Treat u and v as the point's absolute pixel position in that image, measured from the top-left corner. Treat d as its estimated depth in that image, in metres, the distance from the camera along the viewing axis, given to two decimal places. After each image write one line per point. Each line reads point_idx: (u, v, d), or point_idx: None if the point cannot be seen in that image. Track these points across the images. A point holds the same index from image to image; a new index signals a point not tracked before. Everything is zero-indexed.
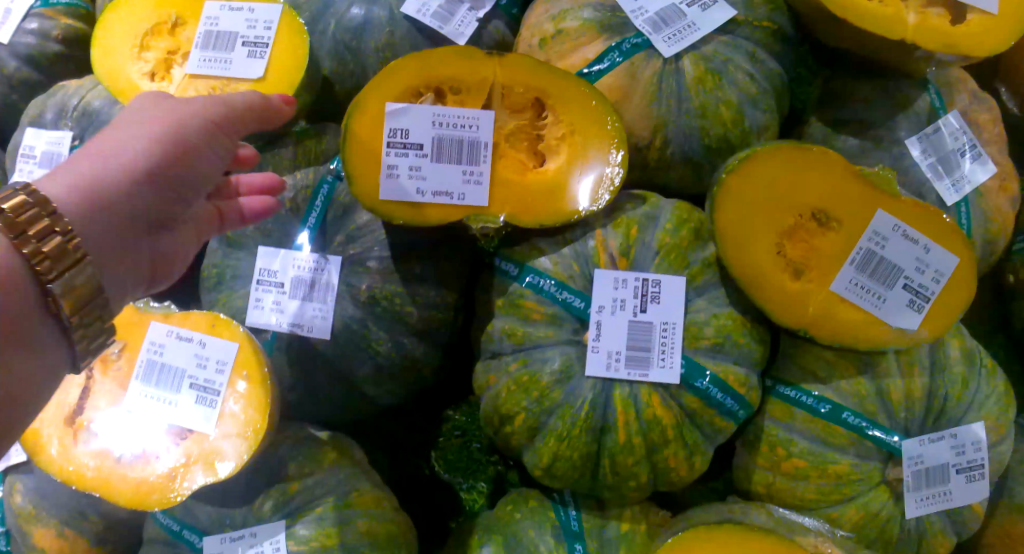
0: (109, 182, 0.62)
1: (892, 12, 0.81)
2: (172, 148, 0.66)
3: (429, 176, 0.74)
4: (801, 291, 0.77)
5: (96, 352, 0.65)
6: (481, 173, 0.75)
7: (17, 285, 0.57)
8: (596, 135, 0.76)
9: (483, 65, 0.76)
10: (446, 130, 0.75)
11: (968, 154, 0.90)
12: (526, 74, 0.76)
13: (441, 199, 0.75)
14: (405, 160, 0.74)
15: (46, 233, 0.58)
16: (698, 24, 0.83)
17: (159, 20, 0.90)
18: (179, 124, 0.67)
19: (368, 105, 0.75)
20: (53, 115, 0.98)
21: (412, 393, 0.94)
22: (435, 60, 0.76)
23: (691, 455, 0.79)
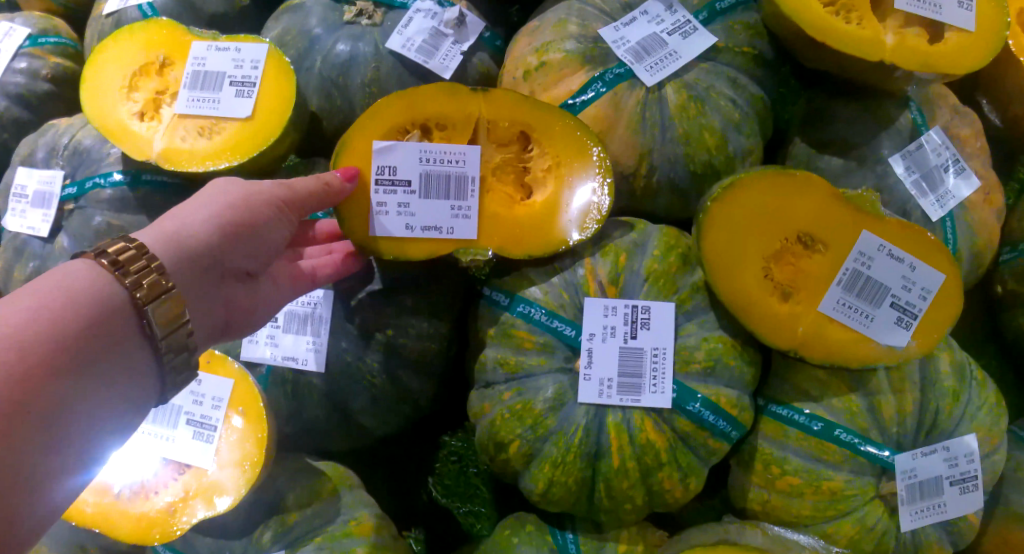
0: (190, 239, 0.66)
1: (869, 35, 0.83)
2: (241, 218, 0.69)
3: (419, 211, 0.75)
4: (789, 313, 0.78)
5: (181, 384, 0.67)
6: (469, 207, 0.76)
7: (119, 316, 0.60)
8: (583, 168, 0.78)
9: (469, 102, 0.78)
10: (434, 166, 0.76)
11: (951, 169, 0.91)
12: (512, 110, 0.78)
13: (430, 234, 0.76)
14: (395, 197, 0.75)
15: (142, 269, 0.61)
16: (679, 52, 0.85)
17: (146, 62, 0.92)
18: (246, 197, 0.70)
19: (356, 145, 0.76)
20: (44, 154, 0.99)
21: (409, 420, 0.96)
22: (421, 98, 0.77)
23: (685, 476, 0.80)
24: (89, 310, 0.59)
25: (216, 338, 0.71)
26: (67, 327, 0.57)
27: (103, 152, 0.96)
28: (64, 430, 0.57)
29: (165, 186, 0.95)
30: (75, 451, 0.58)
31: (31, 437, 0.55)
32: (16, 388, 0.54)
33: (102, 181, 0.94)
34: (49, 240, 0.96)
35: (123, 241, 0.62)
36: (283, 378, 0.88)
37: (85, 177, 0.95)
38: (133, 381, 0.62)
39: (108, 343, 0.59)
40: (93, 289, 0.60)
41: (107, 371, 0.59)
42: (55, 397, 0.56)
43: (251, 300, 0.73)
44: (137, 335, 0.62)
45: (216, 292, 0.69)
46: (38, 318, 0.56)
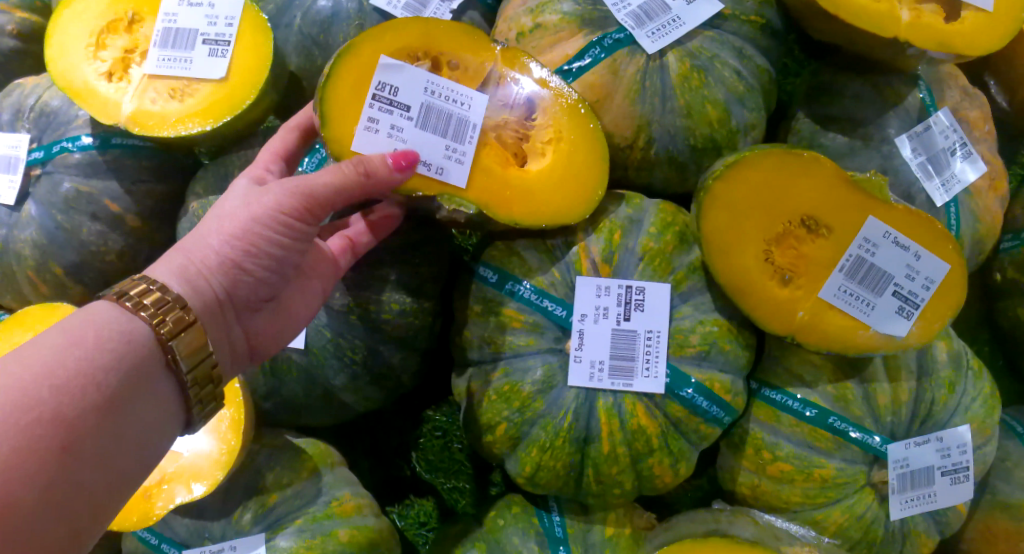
0: (200, 271, 0.64)
1: (884, 9, 0.79)
2: (248, 243, 0.65)
3: (410, 140, 0.70)
4: (789, 297, 0.75)
5: (209, 413, 0.67)
6: (464, 152, 0.72)
7: (146, 357, 0.59)
8: (590, 147, 0.74)
9: (486, 51, 0.74)
10: (438, 100, 0.71)
11: (958, 153, 0.88)
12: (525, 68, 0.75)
13: (417, 167, 0.71)
14: (390, 119, 0.70)
15: (164, 304, 0.60)
16: (682, 19, 0.81)
17: (114, 17, 0.86)
18: (250, 215, 0.65)
19: (363, 60, 0.71)
20: (9, 116, 0.93)
21: (392, 397, 0.93)
22: (443, 30, 0.74)
23: (676, 462, 0.78)
24: (117, 347, 0.57)
25: (243, 364, 0.73)
26: (93, 364, 0.56)
27: (71, 114, 0.91)
28: (98, 463, 0.56)
29: (139, 149, 0.92)
30: (112, 483, 0.57)
31: (69, 471, 0.54)
32: (53, 425, 0.53)
33: (70, 145, 0.90)
34: (15, 208, 0.91)
35: (143, 282, 0.61)
36: None
37: (52, 141, 0.91)
38: (162, 412, 0.61)
39: (138, 378, 0.58)
40: (119, 324, 0.58)
41: (138, 403, 0.58)
42: (91, 432, 0.55)
43: (274, 317, 0.74)
44: (165, 370, 0.61)
45: (235, 322, 0.69)
46: (67, 355, 0.55)
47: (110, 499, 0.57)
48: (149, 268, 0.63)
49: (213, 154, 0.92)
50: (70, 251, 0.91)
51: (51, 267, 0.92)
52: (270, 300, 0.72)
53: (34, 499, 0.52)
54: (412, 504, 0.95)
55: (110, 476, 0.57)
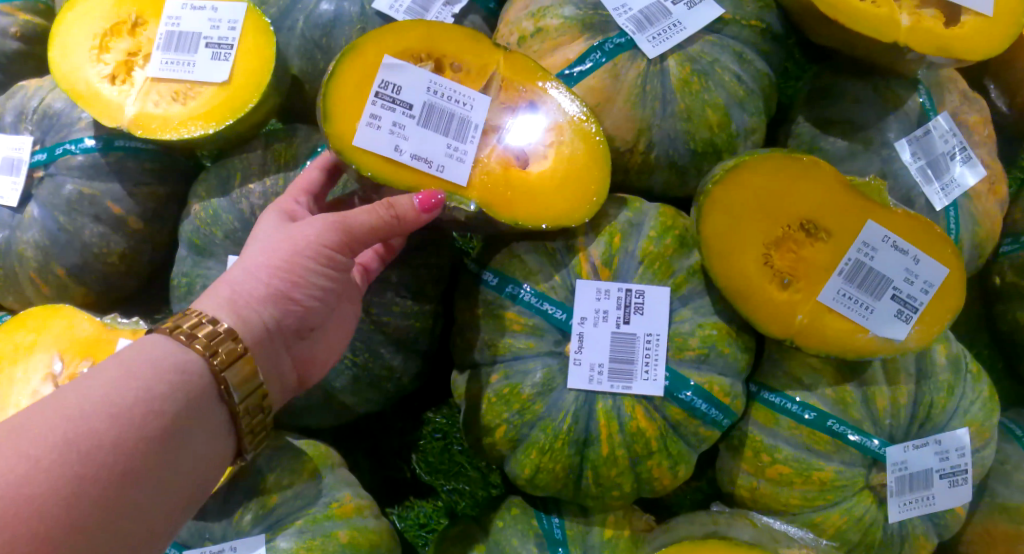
0: (250, 304, 0.65)
1: (885, 14, 0.79)
2: (295, 276, 0.67)
3: (412, 138, 0.71)
4: (788, 301, 0.76)
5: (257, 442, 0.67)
6: (465, 151, 0.72)
7: (202, 388, 0.60)
8: (589, 147, 0.75)
9: (489, 53, 0.75)
10: (440, 100, 0.72)
11: (958, 157, 0.89)
12: (527, 71, 0.75)
13: (419, 163, 0.71)
14: (392, 116, 0.71)
15: (217, 337, 0.61)
16: (683, 23, 0.81)
17: (117, 20, 0.87)
18: (295, 249, 0.67)
19: (367, 58, 0.72)
20: (12, 118, 0.94)
21: (392, 398, 0.94)
22: (447, 33, 0.74)
23: (675, 465, 0.78)
24: (172, 376, 0.58)
25: (286, 391, 0.74)
26: (151, 394, 0.56)
27: (73, 116, 0.92)
28: (154, 492, 0.56)
29: (141, 152, 0.92)
30: (167, 511, 0.57)
31: (125, 500, 0.53)
32: (112, 452, 0.53)
33: (73, 147, 0.90)
34: (18, 209, 0.92)
35: (195, 315, 0.62)
36: None
37: (55, 143, 0.91)
38: (214, 442, 0.61)
39: (192, 407, 0.59)
40: (174, 355, 0.59)
41: (193, 432, 0.59)
42: (148, 460, 0.55)
43: (318, 344, 0.75)
44: (217, 400, 0.61)
45: (285, 351, 0.70)
46: (126, 386, 0.55)
47: (163, 528, 0.57)
48: (202, 300, 0.65)
49: (215, 155, 0.92)
50: (72, 253, 0.92)
51: (53, 268, 0.92)
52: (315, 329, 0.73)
53: (96, 529, 0.52)
54: (412, 505, 0.95)
55: (167, 505, 0.57)
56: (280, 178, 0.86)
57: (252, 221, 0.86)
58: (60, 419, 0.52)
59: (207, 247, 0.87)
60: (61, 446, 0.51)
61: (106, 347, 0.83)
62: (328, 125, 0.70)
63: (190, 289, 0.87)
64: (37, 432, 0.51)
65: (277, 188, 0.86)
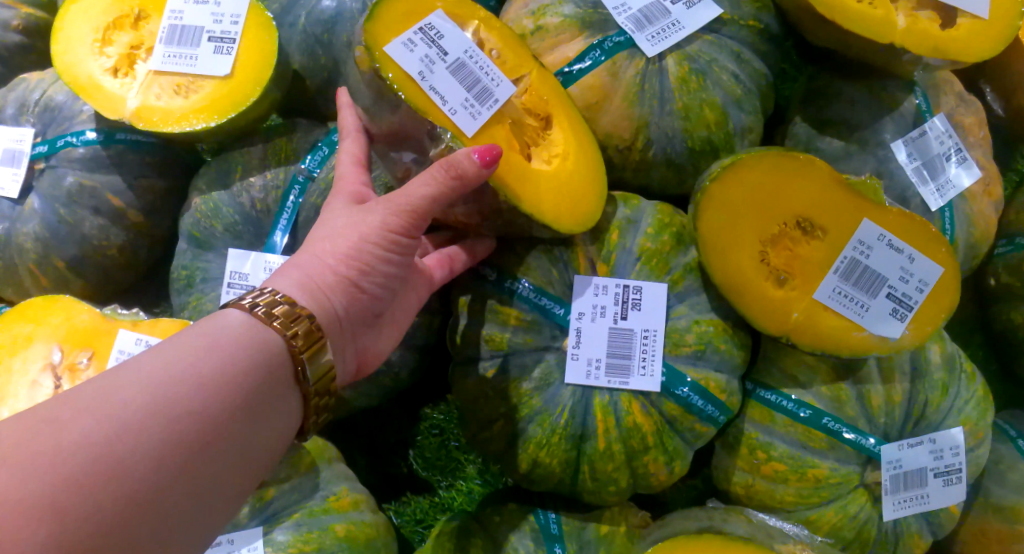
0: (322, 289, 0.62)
1: (882, 15, 0.80)
2: (364, 262, 0.64)
3: (436, 76, 0.68)
4: (784, 298, 0.76)
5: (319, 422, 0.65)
6: (480, 112, 0.69)
7: (277, 365, 0.58)
8: (587, 166, 0.75)
9: (527, 59, 0.75)
10: (473, 61, 0.70)
11: (953, 158, 0.89)
12: (552, 89, 0.76)
13: (433, 97, 0.67)
14: (428, 49, 0.68)
15: (296, 317, 0.59)
16: (682, 22, 0.81)
17: (120, 14, 0.88)
18: (360, 233, 0.64)
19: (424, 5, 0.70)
20: (13, 111, 0.94)
21: (389, 393, 0.94)
22: (494, 27, 0.74)
23: (671, 461, 0.78)
24: (254, 349, 0.57)
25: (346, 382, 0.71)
26: (234, 365, 0.55)
27: (75, 109, 0.92)
28: (230, 464, 0.54)
29: (141, 145, 0.92)
30: (238, 486, 0.55)
31: (206, 470, 0.52)
32: (196, 422, 0.52)
33: (74, 140, 0.91)
34: (18, 201, 0.92)
35: (269, 293, 0.60)
36: None
37: (56, 135, 0.91)
38: (288, 421, 0.60)
39: (273, 382, 0.57)
40: (253, 328, 0.57)
41: (271, 409, 0.57)
42: (229, 431, 0.54)
43: (384, 330, 0.72)
44: (292, 383, 0.60)
45: (353, 341, 0.68)
46: (209, 356, 0.54)
47: (234, 501, 0.55)
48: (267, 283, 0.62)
49: (214, 150, 0.93)
50: (72, 245, 0.92)
51: (52, 260, 0.93)
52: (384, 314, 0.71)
53: (174, 496, 0.50)
54: (408, 501, 0.95)
55: (239, 479, 0.55)
56: (280, 172, 0.87)
57: (253, 216, 0.86)
58: (147, 383, 0.51)
59: (207, 240, 0.87)
60: (148, 411, 0.50)
61: (106, 338, 0.82)
62: (368, 30, 0.67)
63: (189, 282, 0.87)
64: (123, 394, 0.50)
65: (277, 182, 0.86)
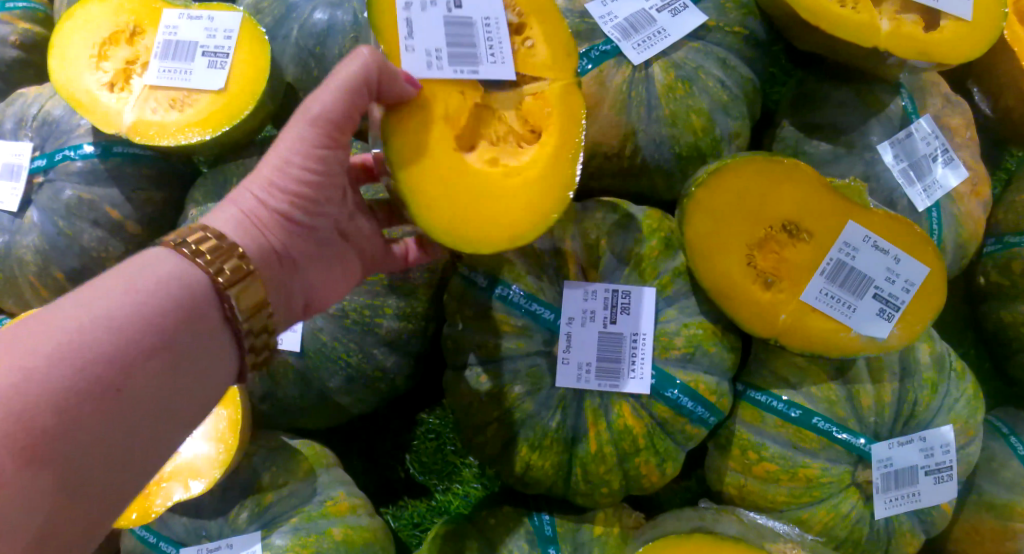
0: (256, 220, 0.62)
1: (865, 20, 0.81)
2: (291, 186, 0.63)
3: (425, 10, 0.65)
4: (772, 300, 0.77)
5: (262, 364, 0.65)
6: (439, 67, 0.65)
7: (202, 301, 0.57)
8: (546, 181, 0.67)
9: (557, 63, 0.69)
10: (478, 26, 0.66)
11: (940, 159, 0.90)
12: (563, 98, 0.68)
13: (404, 26, 0.65)
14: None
15: (224, 254, 0.59)
16: (668, 30, 0.83)
17: (115, 29, 0.89)
18: (281, 157, 0.63)
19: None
20: (12, 125, 0.96)
21: (386, 399, 0.96)
22: (552, 17, 0.69)
23: (662, 462, 0.79)
24: (175, 290, 0.56)
25: (296, 318, 0.72)
26: (151, 308, 0.54)
27: (73, 123, 0.94)
28: (152, 407, 0.54)
29: (139, 157, 0.94)
30: (166, 429, 0.55)
31: (125, 415, 0.52)
32: (109, 367, 0.51)
33: (72, 153, 0.92)
34: (18, 214, 0.94)
35: (200, 231, 0.59)
36: None
37: (54, 149, 0.93)
38: (219, 361, 0.59)
39: (196, 322, 0.56)
40: (177, 267, 0.57)
41: (197, 351, 0.57)
42: (146, 373, 0.53)
43: (326, 265, 0.71)
44: (223, 319, 0.59)
45: (292, 277, 0.67)
46: (124, 299, 0.53)
47: (164, 445, 0.55)
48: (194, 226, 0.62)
49: (211, 161, 0.94)
50: (71, 257, 0.94)
51: (51, 272, 0.94)
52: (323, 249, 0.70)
53: (91, 442, 0.50)
54: (406, 505, 0.97)
55: (165, 422, 0.55)
56: None
57: None
58: (58, 330, 0.50)
59: None
60: (58, 356, 0.50)
61: None
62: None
63: None
64: (31, 343, 0.49)
65: None
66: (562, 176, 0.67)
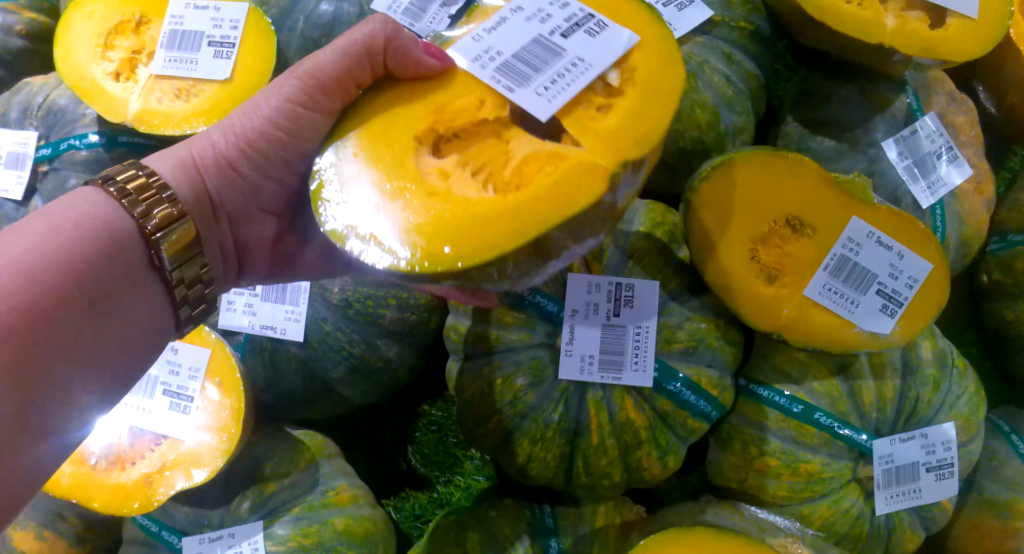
0: (200, 162, 0.67)
1: (871, 16, 0.81)
2: (247, 137, 0.66)
3: (522, 22, 0.60)
4: (775, 295, 0.77)
5: (197, 317, 0.67)
6: (484, 67, 0.59)
7: (129, 243, 0.60)
8: (460, 236, 0.55)
9: (610, 144, 0.58)
10: (556, 63, 0.59)
11: (945, 156, 0.90)
12: (572, 168, 0.57)
13: (493, 22, 0.61)
14: (567, 16, 0.61)
15: (154, 200, 0.62)
16: (673, 24, 0.84)
17: (123, 19, 0.90)
18: (255, 108, 0.66)
19: (643, 26, 0.62)
20: (18, 115, 0.96)
21: (389, 391, 0.97)
22: (654, 103, 0.59)
23: (664, 456, 0.79)
24: (101, 235, 0.59)
25: (228, 276, 0.74)
26: (72, 251, 0.57)
27: (78, 112, 0.94)
28: (80, 348, 0.57)
29: (142, 148, 0.93)
30: (94, 371, 0.59)
31: (51, 356, 0.55)
32: (30, 308, 0.54)
33: (77, 143, 0.92)
34: (23, 203, 0.94)
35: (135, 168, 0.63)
36: (260, 346, 0.90)
37: (59, 138, 0.93)
38: (148, 308, 0.62)
39: (122, 267, 0.60)
40: (99, 211, 0.60)
41: (123, 295, 0.60)
42: (72, 316, 0.56)
43: (270, 228, 0.73)
44: (148, 265, 0.62)
45: (228, 227, 0.70)
46: (45, 244, 0.56)
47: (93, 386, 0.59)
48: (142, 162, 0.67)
49: None
50: None
51: None
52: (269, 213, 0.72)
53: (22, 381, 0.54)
54: (407, 497, 0.96)
55: (94, 363, 0.58)
56: None
57: None
58: None
59: None
60: None
61: None
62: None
63: None
64: None
65: None
66: (482, 238, 0.55)
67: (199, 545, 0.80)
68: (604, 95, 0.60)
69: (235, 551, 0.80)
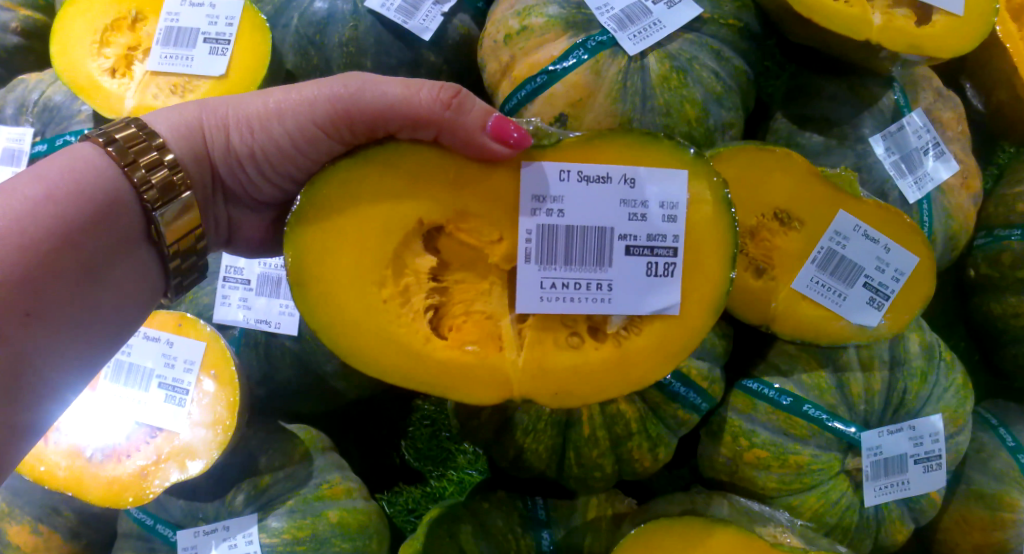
0: (204, 138, 0.65)
1: (858, 13, 0.82)
2: (260, 142, 0.64)
3: (618, 190, 0.57)
4: (764, 288, 0.79)
5: (189, 283, 0.70)
6: (536, 213, 0.56)
7: (126, 213, 0.62)
8: (355, 336, 0.58)
9: (565, 357, 0.60)
10: (587, 271, 0.58)
11: (931, 152, 0.92)
12: (490, 363, 0.60)
13: (592, 172, 0.56)
14: (658, 230, 0.58)
15: (154, 163, 0.62)
16: (663, 22, 0.84)
17: (118, 15, 0.91)
18: (277, 118, 0.63)
19: (705, 303, 0.60)
20: (14, 111, 0.98)
21: (382, 385, 0.98)
22: (604, 379, 0.60)
23: (655, 447, 0.80)
24: (99, 206, 0.60)
25: (216, 245, 0.75)
26: (68, 222, 0.59)
27: (73, 109, 0.95)
28: (69, 319, 0.60)
29: None
30: (85, 338, 0.62)
31: (45, 326, 0.58)
32: (23, 279, 0.57)
33: (72, 138, 0.92)
34: None
35: (135, 129, 0.63)
36: (255, 340, 0.91)
37: (55, 134, 0.94)
38: (141, 278, 0.65)
39: (118, 240, 0.62)
40: (94, 174, 0.60)
41: (116, 266, 0.62)
42: (64, 288, 0.59)
43: (261, 218, 0.74)
44: (144, 236, 0.64)
45: (220, 203, 0.70)
46: (40, 212, 0.58)
47: (84, 354, 0.62)
48: (148, 116, 0.66)
49: None
50: None
51: None
52: (264, 203, 0.72)
53: (16, 350, 0.57)
54: (401, 491, 0.97)
55: (84, 332, 0.62)
56: None
57: None
58: None
59: None
60: None
61: None
62: (725, 211, 0.59)
63: None
64: None
65: None
66: (377, 353, 0.58)
67: (193, 538, 0.81)
68: (589, 333, 0.61)
69: (229, 544, 0.80)
